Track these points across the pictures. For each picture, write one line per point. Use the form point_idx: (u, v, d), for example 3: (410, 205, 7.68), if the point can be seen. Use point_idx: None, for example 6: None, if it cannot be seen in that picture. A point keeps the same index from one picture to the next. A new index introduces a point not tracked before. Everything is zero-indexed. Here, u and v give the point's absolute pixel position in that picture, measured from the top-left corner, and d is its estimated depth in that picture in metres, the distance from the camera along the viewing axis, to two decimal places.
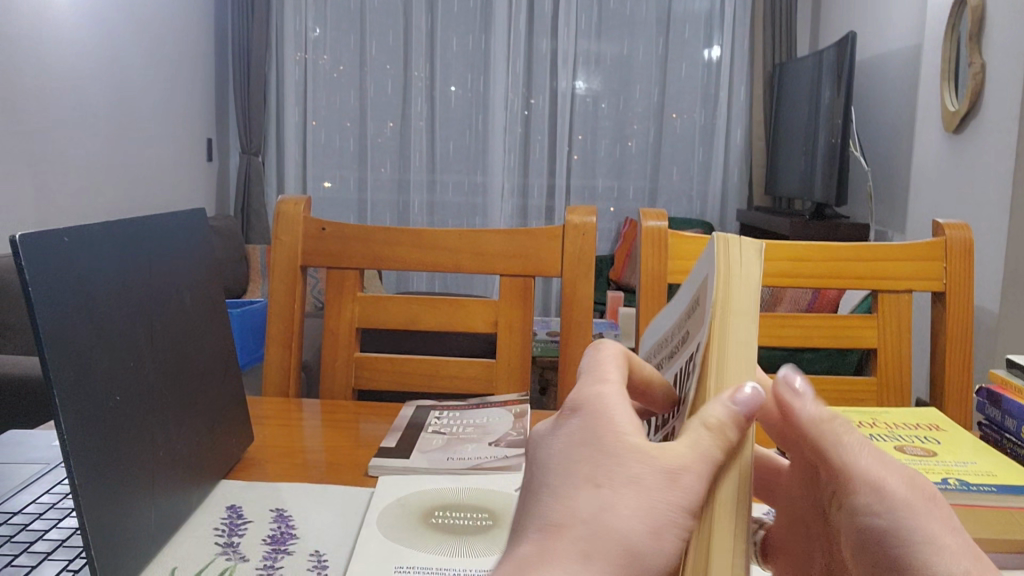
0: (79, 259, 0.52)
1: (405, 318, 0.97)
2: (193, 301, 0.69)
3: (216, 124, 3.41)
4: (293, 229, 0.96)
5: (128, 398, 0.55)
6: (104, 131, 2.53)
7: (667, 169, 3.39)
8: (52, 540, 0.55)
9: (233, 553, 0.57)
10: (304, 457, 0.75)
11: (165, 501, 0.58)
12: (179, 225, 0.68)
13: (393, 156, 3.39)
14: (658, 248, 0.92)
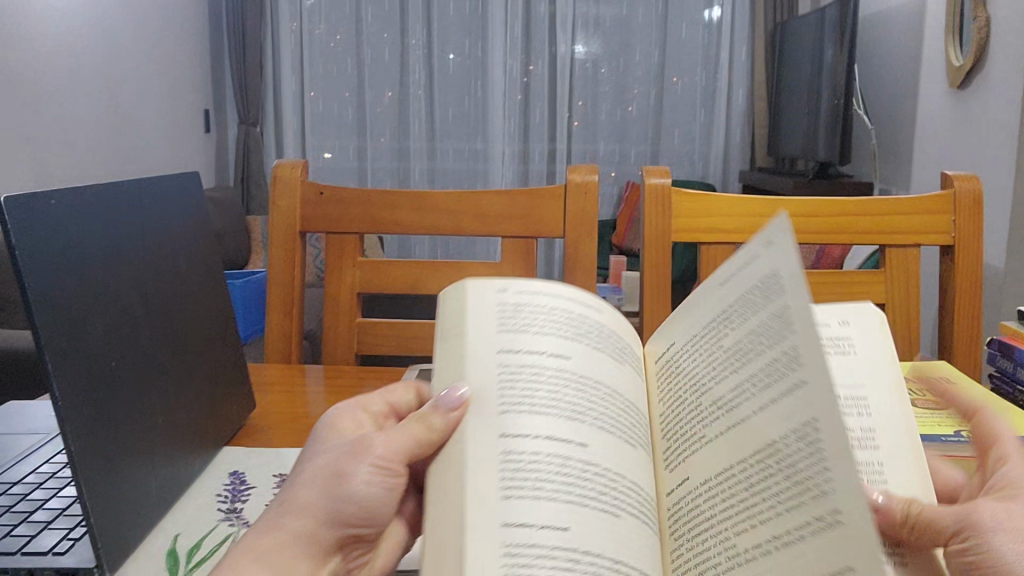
0: (67, 228, 0.50)
1: (407, 281, 0.96)
2: (189, 267, 0.67)
3: (212, 96, 3.37)
4: (290, 193, 0.94)
5: (125, 364, 0.54)
6: (100, 106, 2.51)
7: (670, 132, 3.36)
8: (53, 509, 0.55)
9: (236, 518, 0.56)
10: (306, 423, 0.75)
11: (167, 469, 0.57)
12: (171, 188, 0.66)
13: (392, 125, 3.36)
14: (662, 207, 0.91)
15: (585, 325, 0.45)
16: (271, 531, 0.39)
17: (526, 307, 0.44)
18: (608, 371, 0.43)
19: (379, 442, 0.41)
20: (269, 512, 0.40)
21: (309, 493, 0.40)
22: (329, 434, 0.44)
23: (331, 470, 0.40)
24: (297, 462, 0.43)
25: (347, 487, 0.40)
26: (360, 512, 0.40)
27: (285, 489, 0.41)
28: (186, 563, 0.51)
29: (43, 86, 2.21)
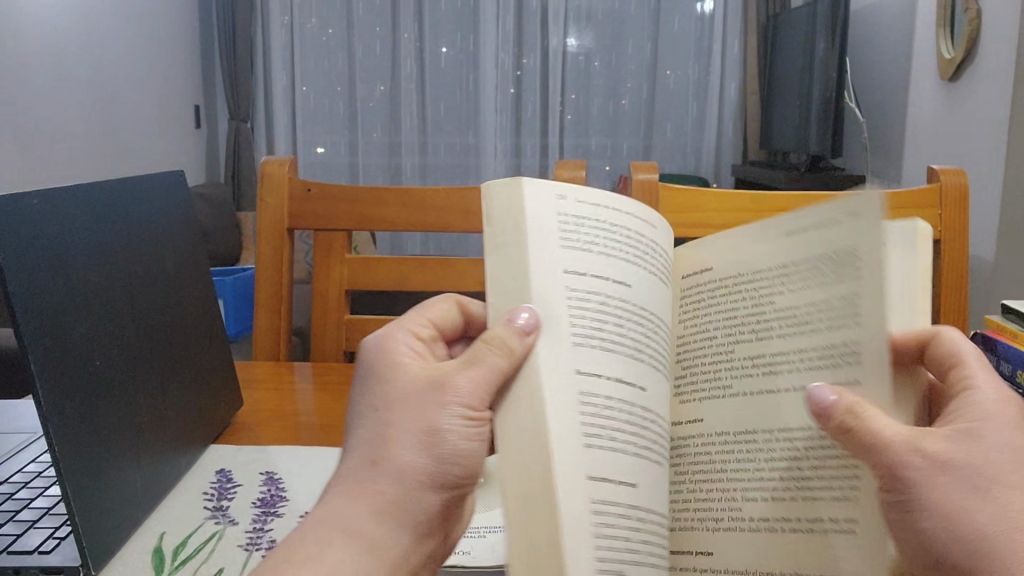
0: (51, 227, 0.51)
1: (394, 278, 0.96)
2: (175, 265, 0.67)
3: (203, 91, 3.36)
4: (277, 190, 0.94)
5: (110, 363, 0.54)
6: (89, 103, 2.50)
7: (662, 125, 3.36)
8: (39, 508, 0.55)
9: (223, 516, 0.57)
10: (295, 420, 0.75)
11: (153, 468, 0.58)
12: (156, 187, 0.66)
13: (383, 119, 3.35)
14: (649, 200, 0.91)
15: (644, 247, 0.40)
16: (366, 496, 0.37)
17: (586, 215, 0.38)
18: (661, 302, 0.40)
19: (465, 381, 0.38)
20: (359, 472, 0.37)
21: (401, 453, 0.37)
22: (399, 365, 0.41)
23: (425, 423, 0.38)
24: (356, 414, 0.40)
25: (439, 438, 0.38)
26: (457, 464, 0.38)
27: (365, 443, 0.38)
28: (173, 562, 0.51)
29: (32, 81, 2.20)
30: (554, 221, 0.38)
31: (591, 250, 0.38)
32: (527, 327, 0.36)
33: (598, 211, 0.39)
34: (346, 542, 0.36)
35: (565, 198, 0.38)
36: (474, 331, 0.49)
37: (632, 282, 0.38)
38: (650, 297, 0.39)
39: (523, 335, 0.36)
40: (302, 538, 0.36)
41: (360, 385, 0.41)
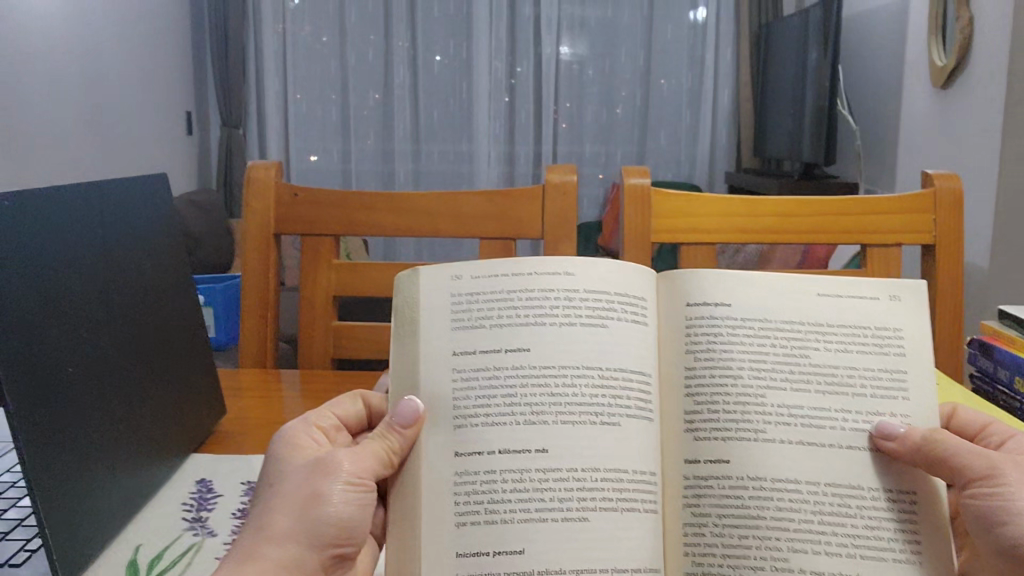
0: (21, 229, 0.49)
1: (383, 284, 0.95)
2: (155, 270, 0.66)
3: (195, 98, 3.35)
4: (264, 195, 0.93)
5: (84, 370, 0.53)
6: (80, 109, 2.49)
7: (656, 133, 3.35)
8: (13, 519, 0.53)
9: (201, 528, 0.55)
10: (280, 428, 0.73)
11: (130, 478, 0.56)
12: (136, 191, 0.65)
13: (377, 127, 3.34)
14: (640, 207, 0.90)
15: (589, 302, 0.46)
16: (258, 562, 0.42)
17: (480, 292, 0.47)
18: (628, 346, 0.45)
19: (346, 463, 0.46)
20: (248, 541, 0.43)
21: (285, 522, 0.44)
22: (294, 447, 0.47)
23: (310, 494, 0.45)
24: (257, 494, 0.46)
25: (322, 506, 0.45)
26: (337, 529, 0.45)
27: (255, 517, 0.44)
28: None
29: (23, 88, 2.18)
30: (449, 305, 0.47)
31: (487, 318, 0.46)
32: (402, 419, 0.46)
33: (502, 283, 0.47)
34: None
35: (460, 278, 0.48)
36: (377, 421, 0.54)
37: (538, 333, 0.45)
38: (587, 337, 0.45)
39: (401, 429, 0.45)
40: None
41: (261, 474, 0.47)
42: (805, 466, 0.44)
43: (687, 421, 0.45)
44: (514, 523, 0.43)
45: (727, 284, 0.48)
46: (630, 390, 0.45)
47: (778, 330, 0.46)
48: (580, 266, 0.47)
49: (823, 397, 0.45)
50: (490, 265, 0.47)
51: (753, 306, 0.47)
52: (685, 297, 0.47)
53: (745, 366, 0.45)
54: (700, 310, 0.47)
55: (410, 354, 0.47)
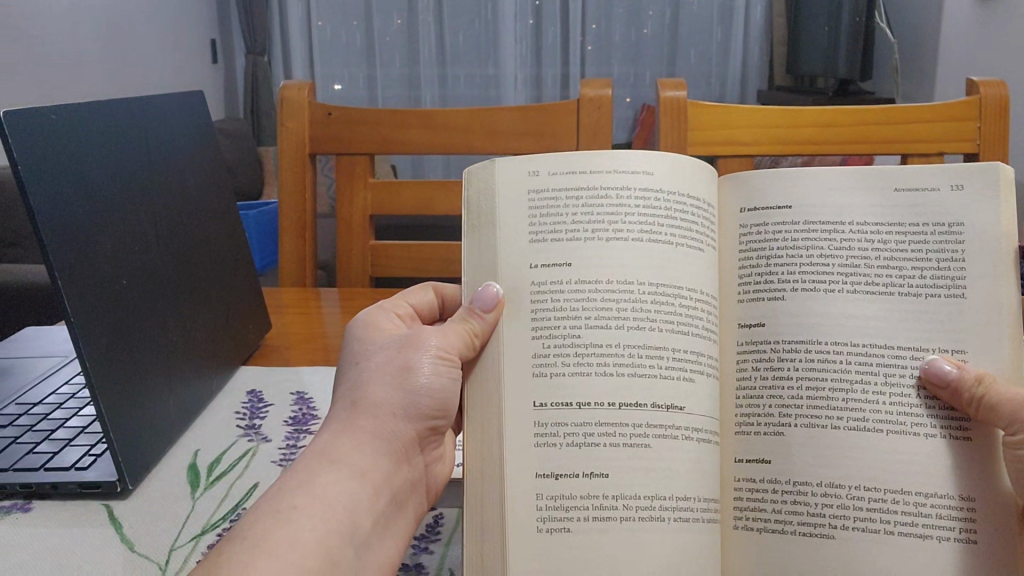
0: (73, 139, 0.50)
1: (418, 202, 0.95)
2: (197, 185, 0.66)
3: (217, 25, 3.33)
4: (298, 114, 0.93)
5: (135, 281, 0.54)
6: (104, 30, 2.47)
7: (686, 52, 3.24)
8: (74, 426, 0.55)
9: (255, 434, 0.57)
10: (324, 341, 0.75)
11: (185, 388, 0.58)
12: (176, 108, 0.65)
13: (402, 52, 3.29)
14: (677, 121, 0.88)
15: (657, 205, 0.44)
16: (356, 433, 0.43)
17: (557, 191, 0.45)
18: (688, 263, 0.43)
19: (434, 339, 0.45)
20: (344, 414, 0.44)
21: (380, 394, 0.44)
22: (380, 331, 0.47)
23: (404, 367, 0.45)
24: (340, 375, 0.47)
25: (415, 378, 0.44)
26: (431, 400, 0.45)
27: (349, 389, 0.45)
28: (208, 477, 0.51)
29: (46, 18, 2.17)
30: (525, 203, 0.46)
31: (564, 229, 0.44)
32: (483, 304, 0.45)
33: (577, 179, 0.45)
34: (339, 469, 0.41)
35: (538, 175, 0.46)
36: (448, 313, 0.53)
37: (594, 250, 0.43)
38: (634, 252, 0.43)
39: (482, 313, 0.44)
40: (304, 467, 0.41)
41: (342, 356, 0.47)
42: (854, 331, 0.42)
43: (742, 324, 0.44)
44: (595, 447, 0.42)
45: (784, 183, 0.44)
46: (707, 317, 0.43)
47: (832, 233, 0.43)
48: (660, 163, 0.44)
49: (864, 309, 0.42)
50: (568, 160, 0.45)
51: (802, 201, 0.44)
52: (744, 201, 0.45)
53: (789, 256, 0.43)
54: (760, 214, 0.44)
55: (488, 249, 0.46)
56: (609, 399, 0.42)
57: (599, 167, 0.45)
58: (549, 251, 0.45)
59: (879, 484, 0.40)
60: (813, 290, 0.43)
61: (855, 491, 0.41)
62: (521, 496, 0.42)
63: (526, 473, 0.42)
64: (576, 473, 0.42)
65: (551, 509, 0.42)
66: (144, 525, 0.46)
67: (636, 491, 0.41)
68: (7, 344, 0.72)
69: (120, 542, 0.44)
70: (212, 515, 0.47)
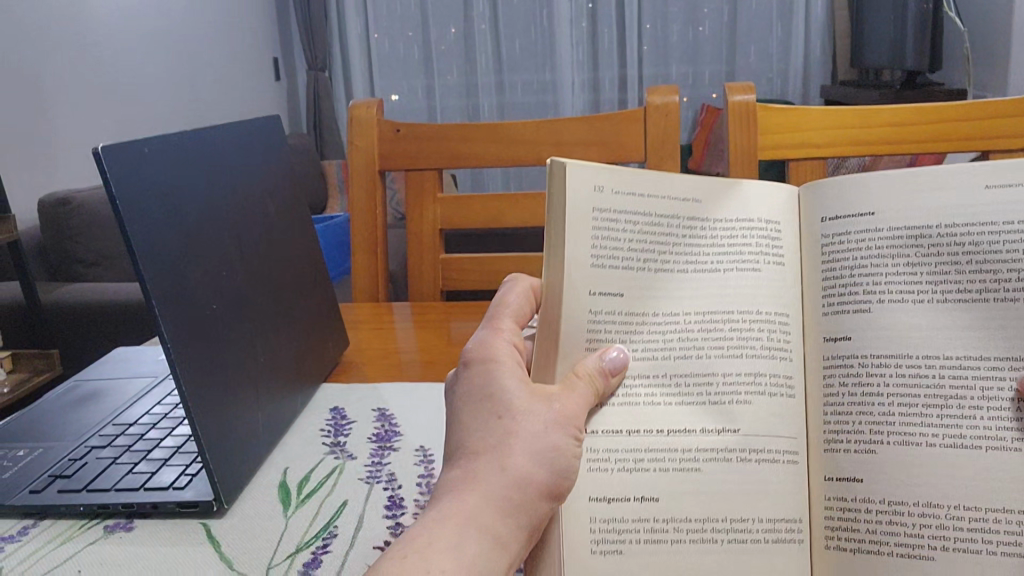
0: (164, 171, 0.52)
1: (487, 215, 0.95)
2: (278, 209, 0.68)
3: (280, 43, 3.43)
4: (367, 131, 0.94)
5: (224, 304, 0.56)
6: (173, 57, 2.58)
7: (745, 49, 3.16)
8: (170, 446, 0.57)
9: (341, 452, 0.58)
10: (399, 357, 0.76)
11: (272, 407, 0.59)
12: (256, 133, 0.67)
13: (458, 61, 3.31)
14: (746, 125, 0.87)
15: (734, 234, 0.43)
16: (496, 500, 0.37)
17: (617, 213, 0.41)
18: (772, 289, 0.42)
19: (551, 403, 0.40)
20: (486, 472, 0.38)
21: (523, 461, 0.38)
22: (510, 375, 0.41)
23: (547, 442, 0.39)
24: (465, 420, 0.41)
25: (556, 457, 0.39)
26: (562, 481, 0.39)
27: (488, 445, 0.39)
28: (298, 495, 0.52)
29: (118, 47, 2.26)
30: (590, 225, 0.41)
31: (623, 255, 0.41)
32: (612, 364, 0.41)
33: (637, 202, 0.42)
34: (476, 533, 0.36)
35: (602, 191, 0.41)
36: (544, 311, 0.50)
37: (654, 277, 0.42)
38: (708, 282, 0.42)
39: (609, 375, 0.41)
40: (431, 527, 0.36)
41: (468, 394, 0.41)
42: (948, 337, 0.40)
43: (829, 338, 0.42)
44: (674, 470, 0.41)
45: (869, 187, 0.42)
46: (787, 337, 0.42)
47: (919, 237, 0.41)
48: (726, 191, 0.43)
49: (950, 321, 0.40)
50: (630, 176, 0.41)
51: (888, 208, 0.42)
52: (821, 211, 0.43)
53: (866, 270, 0.42)
54: (843, 222, 0.42)
55: (551, 271, 0.41)
56: (658, 426, 0.41)
57: (669, 189, 0.42)
58: (613, 277, 0.41)
59: (980, 504, 0.38)
60: (900, 301, 0.41)
61: (954, 510, 0.38)
62: (574, 517, 0.40)
63: (577, 496, 0.41)
64: (627, 496, 0.41)
65: (604, 532, 0.40)
66: (241, 543, 0.47)
67: (686, 513, 0.40)
68: (100, 364, 0.74)
69: (220, 561, 0.46)
70: (304, 534, 0.48)
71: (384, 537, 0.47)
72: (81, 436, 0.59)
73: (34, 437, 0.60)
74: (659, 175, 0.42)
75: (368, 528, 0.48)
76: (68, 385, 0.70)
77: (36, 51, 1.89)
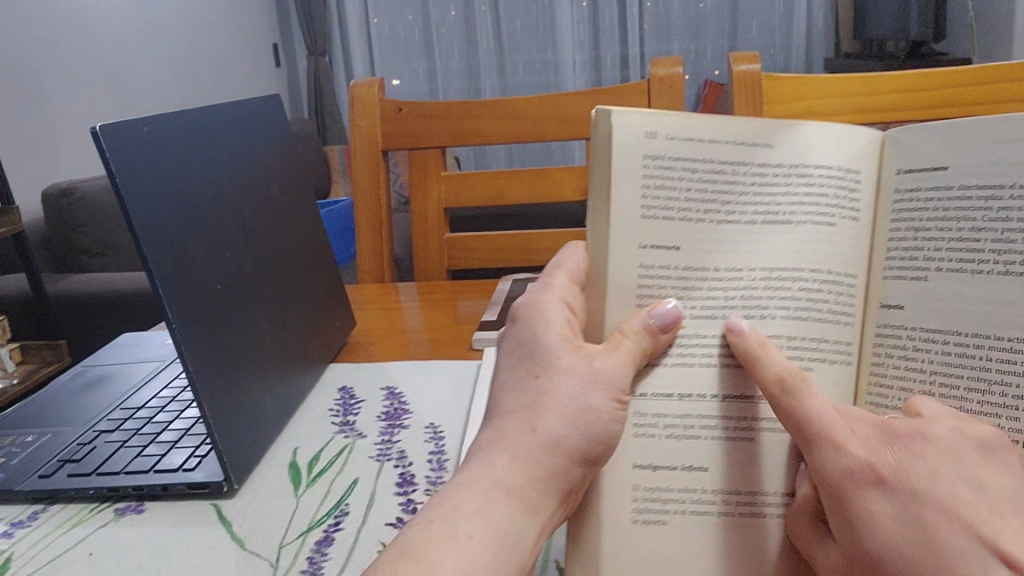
0: (166, 152, 0.51)
1: (492, 193, 0.95)
2: (281, 190, 0.68)
3: (279, 28, 3.42)
4: (370, 112, 0.93)
5: (230, 288, 0.55)
6: (172, 43, 2.56)
7: (747, 25, 3.13)
8: (178, 429, 0.56)
9: (351, 430, 0.58)
10: (407, 337, 0.76)
11: (279, 391, 0.59)
12: (257, 113, 0.66)
13: (458, 43, 3.29)
14: (751, 93, 0.86)
15: (808, 184, 0.41)
16: (525, 462, 0.36)
17: (673, 162, 0.40)
18: (835, 248, 0.41)
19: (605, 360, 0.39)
20: (515, 438, 0.37)
21: (555, 423, 0.37)
22: (550, 337, 0.40)
23: (581, 403, 0.38)
24: (507, 383, 0.40)
25: (594, 418, 0.38)
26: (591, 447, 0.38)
27: (520, 406, 0.38)
28: (309, 475, 0.52)
29: (118, 35, 2.25)
30: (640, 176, 0.39)
31: (676, 206, 0.40)
32: (661, 320, 0.40)
33: (699, 150, 0.40)
34: (506, 500, 0.35)
35: (656, 137, 0.39)
36: None
37: (709, 236, 0.41)
38: (757, 241, 0.41)
39: (658, 332, 0.39)
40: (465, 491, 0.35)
41: (514, 348, 0.41)
42: (1013, 311, 0.38)
43: (882, 304, 0.42)
44: (708, 440, 0.41)
45: (955, 139, 0.40)
46: (842, 294, 0.42)
47: (990, 202, 0.39)
48: (797, 137, 0.41)
49: (1013, 294, 0.38)
50: (693, 123, 0.40)
51: (972, 168, 0.40)
52: (899, 162, 0.42)
53: (924, 235, 0.41)
54: (918, 176, 0.41)
55: (601, 226, 0.40)
56: (713, 390, 0.41)
57: (740, 138, 0.41)
58: (660, 233, 0.40)
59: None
60: (959, 269, 0.40)
61: None
62: (618, 483, 0.41)
63: (622, 461, 0.41)
64: (676, 466, 0.41)
65: (646, 501, 0.41)
66: (253, 523, 0.47)
67: (733, 487, 0.41)
68: (106, 349, 0.74)
69: (231, 540, 0.45)
70: (316, 512, 0.48)
71: (399, 513, 0.47)
72: (89, 420, 0.59)
73: (42, 423, 0.59)
74: (726, 118, 0.40)
75: (380, 505, 0.48)
76: (76, 371, 0.69)
77: (36, 40, 1.89)
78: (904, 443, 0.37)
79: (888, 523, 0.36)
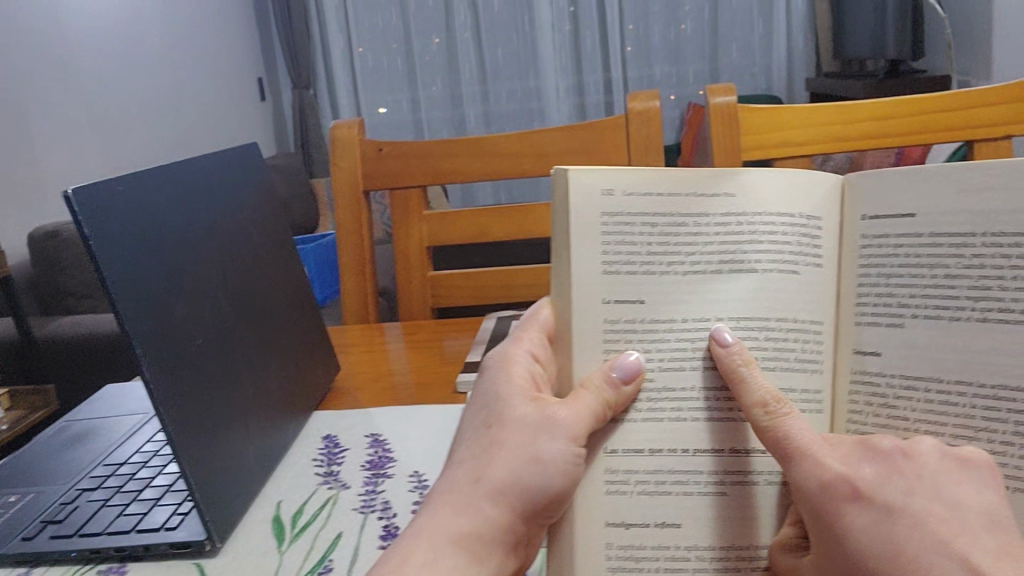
0: (140, 207, 0.51)
1: (474, 230, 0.95)
2: (259, 237, 0.68)
3: (263, 62, 3.44)
4: (349, 152, 0.94)
5: (210, 340, 0.55)
6: (157, 79, 2.58)
7: (727, 47, 3.16)
8: (160, 485, 0.56)
9: (334, 481, 0.57)
10: (391, 380, 0.76)
11: (262, 441, 0.59)
12: (235, 163, 0.67)
13: (442, 72, 3.31)
14: (728, 128, 0.85)
15: (766, 232, 0.41)
16: (469, 512, 0.38)
17: (632, 216, 0.40)
18: (799, 300, 0.42)
19: (561, 409, 0.39)
20: (465, 490, 0.38)
21: (500, 472, 0.38)
22: (510, 389, 0.41)
23: (532, 452, 0.38)
24: (466, 435, 0.41)
25: (540, 470, 0.38)
26: (544, 499, 0.39)
27: (471, 456, 0.40)
28: (292, 529, 0.52)
29: (100, 75, 2.26)
30: (598, 229, 0.40)
31: (639, 258, 0.41)
32: (622, 373, 0.40)
33: (656, 203, 0.41)
34: (452, 549, 0.37)
35: (612, 194, 0.40)
36: None
37: (666, 287, 0.41)
38: (722, 291, 0.41)
39: (620, 384, 0.40)
40: (414, 542, 0.37)
41: (479, 396, 0.42)
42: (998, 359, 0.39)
43: (856, 350, 0.42)
44: (688, 497, 0.41)
45: (916, 184, 0.41)
46: (810, 344, 0.42)
47: (962, 250, 0.39)
48: (752, 183, 0.41)
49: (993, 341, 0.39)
50: (645, 178, 0.40)
51: (942, 215, 0.40)
52: (862, 208, 0.42)
53: (896, 281, 0.41)
54: (881, 224, 0.41)
55: (563, 282, 0.41)
56: (686, 444, 0.41)
57: (698, 189, 0.41)
58: (620, 283, 0.41)
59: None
60: (939, 316, 0.40)
61: None
62: (592, 538, 0.41)
63: (596, 518, 0.41)
64: (647, 523, 0.41)
65: (620, 559, 0.41)
66: None
67: (714, 543, 0.41)
68: (89, 403, 0.74)
69: None
70: (298, 570, 0.47)
71: None
72: (71, 479, 0.59)
73: (23, 482, 0.59)
74: (681, 169, 0.41)
75: (363, 559, 0.48)
76: (58, 427, 0.69)
77: (19, 86, 1.90)
78: (888, 461, 0.38)
79: (860, 536, 0.37)
